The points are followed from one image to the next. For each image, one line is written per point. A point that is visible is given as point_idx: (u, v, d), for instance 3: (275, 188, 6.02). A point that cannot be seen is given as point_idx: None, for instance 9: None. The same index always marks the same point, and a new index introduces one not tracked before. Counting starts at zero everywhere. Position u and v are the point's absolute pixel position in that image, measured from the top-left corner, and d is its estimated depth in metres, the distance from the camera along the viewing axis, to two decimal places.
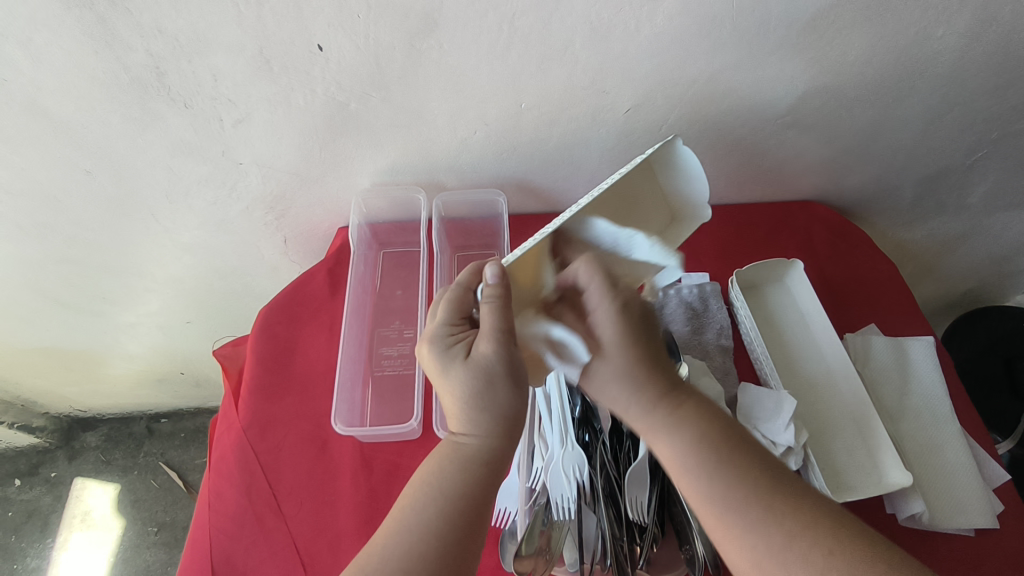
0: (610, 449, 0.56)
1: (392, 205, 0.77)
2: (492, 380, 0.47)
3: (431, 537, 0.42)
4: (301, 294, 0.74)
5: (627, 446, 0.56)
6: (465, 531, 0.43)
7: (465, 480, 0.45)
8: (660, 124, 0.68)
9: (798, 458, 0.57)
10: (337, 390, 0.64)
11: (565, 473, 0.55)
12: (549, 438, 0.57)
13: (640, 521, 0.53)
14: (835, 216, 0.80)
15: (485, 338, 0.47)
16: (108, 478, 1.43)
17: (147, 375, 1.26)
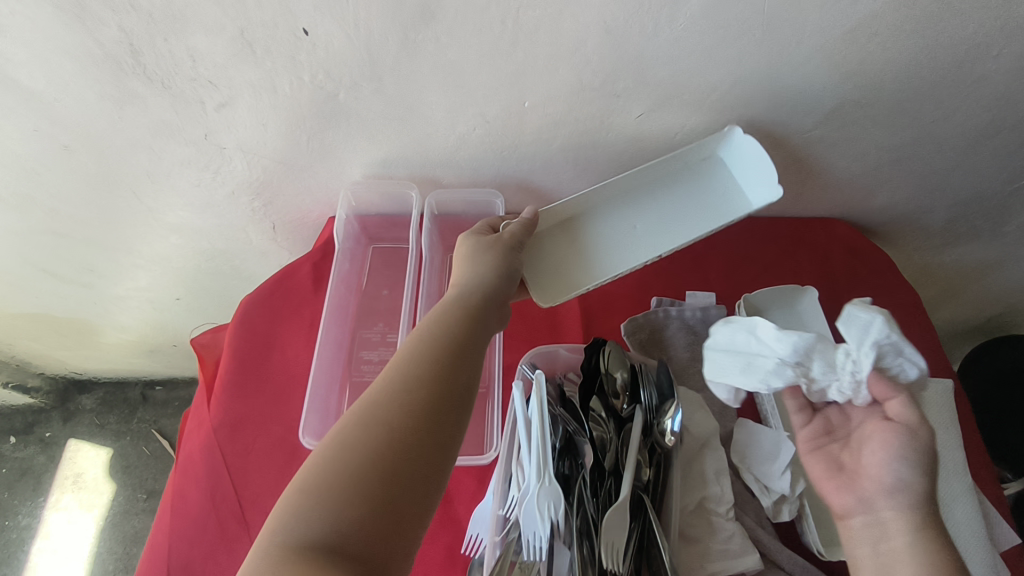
0: (590, 486, 0.52)
1: (384, 199, 0.72)
2: (489, 249, 0.58)
3: (381, 424, 0.41)
4: (284, 286, 0.71)
5: (610, 482, 0.53)
6: (409, 481, 0.39)
7: (416, 429, 0.41)
8: (675, 133, 0.62)
9: (791, 508, 0.55)
10: (308, 399, 0.59)
11: (540, 509, 0.50)
12: (526, 467, 0.52)
13: (614, 568, 0.49)
14: (857, 237, 0.74)
15: (509, 233, 0.60)
16: (101, 442, 1.43)
17: (140, 344, 1.24)
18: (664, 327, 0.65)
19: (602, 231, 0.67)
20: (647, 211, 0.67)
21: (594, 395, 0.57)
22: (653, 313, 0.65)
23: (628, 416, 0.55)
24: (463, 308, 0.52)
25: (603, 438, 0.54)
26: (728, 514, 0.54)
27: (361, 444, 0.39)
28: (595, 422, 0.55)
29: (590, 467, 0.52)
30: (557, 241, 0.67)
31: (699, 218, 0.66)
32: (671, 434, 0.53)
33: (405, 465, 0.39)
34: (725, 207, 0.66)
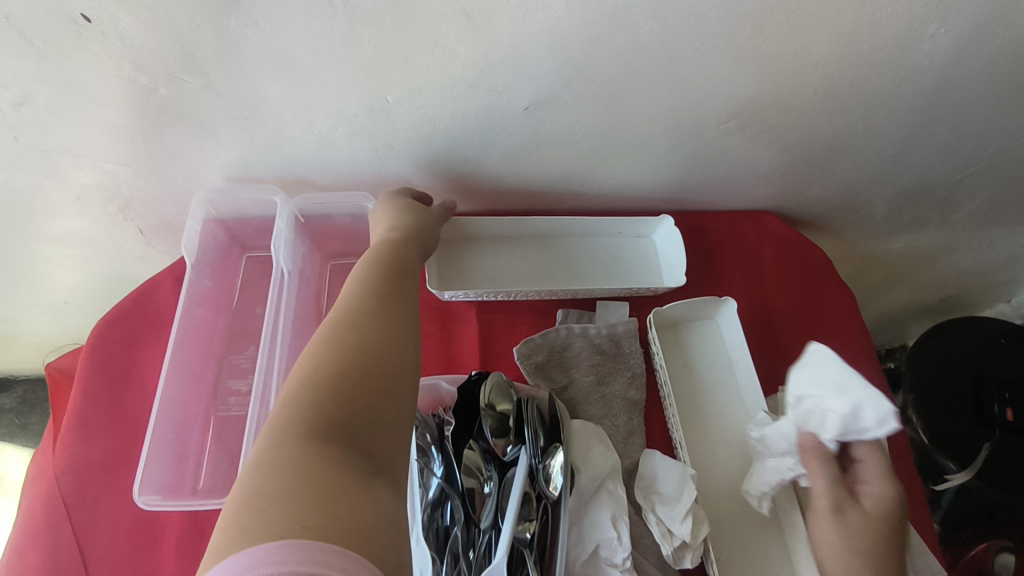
0: (464, 543, 0.46)
1: (249, 203, 0.62)
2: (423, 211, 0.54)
3: (335, 350, 0.35)
4: (144, 306, 0.63)
5: (486, 540, 0.45)
6: (375, 412, 0.33)
7: (377, 355, 0.35)
8: (572, 126, 0.54)
9: (694, 556, 0.49)
10: (145, 446, 0.51)
11: (411, 574, 0.46)
12: (401, 523, 0.48)
13: None
14: (788, 234, 0.67)
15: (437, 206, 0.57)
16: (24, 442, 1.36)
17: (45, 345, 1.15)
18: (567, 346, 0.58)
19: (509, 253, 0.64)
20: (557, 249, 0.65)
21: (471, 438, 0.49)
22: (554, 331, 0.58)
23: (510, 460, 0.48)
24: (412, 248, 0.48)
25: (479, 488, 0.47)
26: (624, 566, 0.48)
27: (341, 369, 0.34)
28: (469, 471, 0.48)
29: (464, 521, 0.47)
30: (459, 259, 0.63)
31: (608, 269, 0.64)
32: (557, 485, 0.48)
33: (385, 383, 0.35)
34: (631, 263, 0.65)
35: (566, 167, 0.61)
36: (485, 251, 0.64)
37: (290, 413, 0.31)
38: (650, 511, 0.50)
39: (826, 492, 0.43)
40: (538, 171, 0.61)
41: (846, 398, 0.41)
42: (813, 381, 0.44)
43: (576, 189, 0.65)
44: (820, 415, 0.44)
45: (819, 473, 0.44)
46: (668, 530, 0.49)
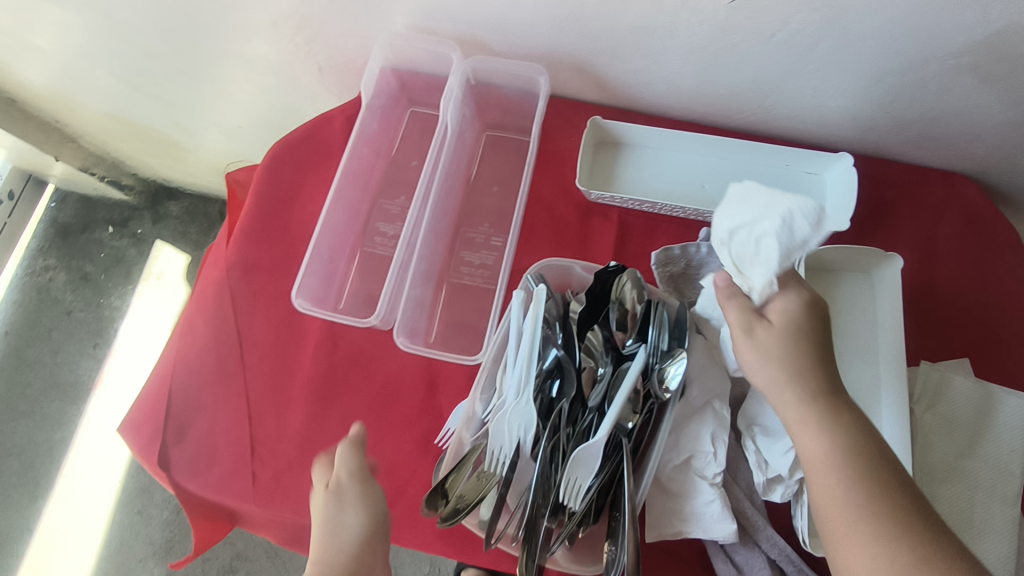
0: (568, 414, 0.49)
1: (424, 57, 0.62)
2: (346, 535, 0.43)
3: None
4: (314, 137, 0.67)
5: (590, 417, 0.49)
6: None
7: None
8: (774, 28, 0.49)
9: (785, 492, 0.50)
10: (308, 261, 0.57)
11: (509, 426, 0.48)
12: (508, 377, 0.50)
13: (570, 504, 0.47)
14: (982, 204, 0.60)
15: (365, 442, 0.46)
16: (183, 247, 1.56)
17: (214, 164, 1.28)
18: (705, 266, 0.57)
19: (668, 163, 0.63)
20: (717, 171, 0.62)
21: (596, 324, 0.51)
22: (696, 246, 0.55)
23: (628, 354, 0.50)
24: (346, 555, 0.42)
25: (593, 371, 0.50)
26: (713, 480, 0.50)
27: None
28: (586, 355, 0.50)
29: (572, 398, 0.49)
30: (612, 160, 0.63)
31: None
32: (670, 387, 0.48)
33: None
34: (794, 200, 0.61)
35: (751, 78, 0.56)
36: (642, 157, 0.63)
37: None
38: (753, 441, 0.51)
39: (738, 321, 0.45)
40: (718, 78, 0.57)
41: (767, 213, 0.44)
42: (736, 219, 0.46)
43: (752, 108, 0.60)
44: (753, 244, 0.45)
45: (732, 303, 0.46)
46: (765, 461, 0.50)
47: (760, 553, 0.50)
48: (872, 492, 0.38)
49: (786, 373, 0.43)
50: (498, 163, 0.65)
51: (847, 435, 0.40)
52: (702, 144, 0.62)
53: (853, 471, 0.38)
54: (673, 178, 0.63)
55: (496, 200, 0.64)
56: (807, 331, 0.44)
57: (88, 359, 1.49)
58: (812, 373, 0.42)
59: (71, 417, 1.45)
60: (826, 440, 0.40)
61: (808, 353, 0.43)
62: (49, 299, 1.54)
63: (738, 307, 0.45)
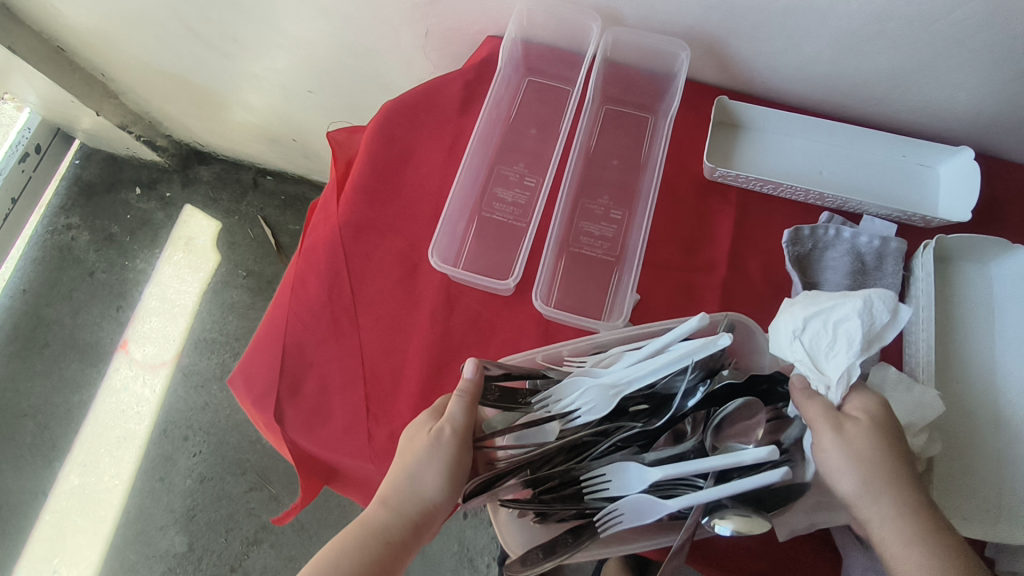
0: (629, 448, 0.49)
1: (556, 25, 0.64)
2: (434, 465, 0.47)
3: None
4: (430, 100, 0.67)
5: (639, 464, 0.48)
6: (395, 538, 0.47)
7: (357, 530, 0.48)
8: (932, 17, 0.50)
9: (915, 470, 0.50)
10: (443, 219, 0.59)
11: (581, 394, 0.48)
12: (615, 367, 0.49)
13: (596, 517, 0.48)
14: None
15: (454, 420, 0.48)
16: (213, 214, 1.53)
17: (262, 129, 1.26)
18: (828, 248, 0.58)
19: (786, 148, 0.64)
20: (836, 158, 0.63)
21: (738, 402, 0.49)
22: (821, 228, 0.58)
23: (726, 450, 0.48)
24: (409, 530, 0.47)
25: (682, 432, 0.49)
26: None
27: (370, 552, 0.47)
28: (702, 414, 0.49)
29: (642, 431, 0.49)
30: (731, 142, 0.64)
31: (886, 189, 0.62)
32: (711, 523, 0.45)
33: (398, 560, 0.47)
34: (911, 190, 0.62)
35: (886, 68, 0.57)
36: (760, 139, 0.64)
37: (382, 509, 0.48)
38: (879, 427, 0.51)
39: (819, 419, 0.44)
40: (851, 64, 0.58)
41: (846, 300, 0.48)
42: (813, 309, 0.49)
43: (875, 98, 0.62)
44: (831, 334, 0.47)
45: (813, 404, 0.45)
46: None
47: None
48: (923, 511, 0.43)
49: (885, 474, 0.43)
50: (616, 138, 0.68)
51: (903, 481, 0.43)
52: (824, 129, 0.62)
53: (914, 523, 0.42)
54: (792, 162, 0.63)
55: (617, 172, 0.67)
56: (884, 447, 0.43)
57: (110, 322, 1.45)
58: (894, 451, 0.43)
59: (90, 380, 1.41)
60: (897, 503, 0.43)
61: (892, 464, 0.43)
62: (71, 259, 1.49)
63: (822, 407, 0.45)
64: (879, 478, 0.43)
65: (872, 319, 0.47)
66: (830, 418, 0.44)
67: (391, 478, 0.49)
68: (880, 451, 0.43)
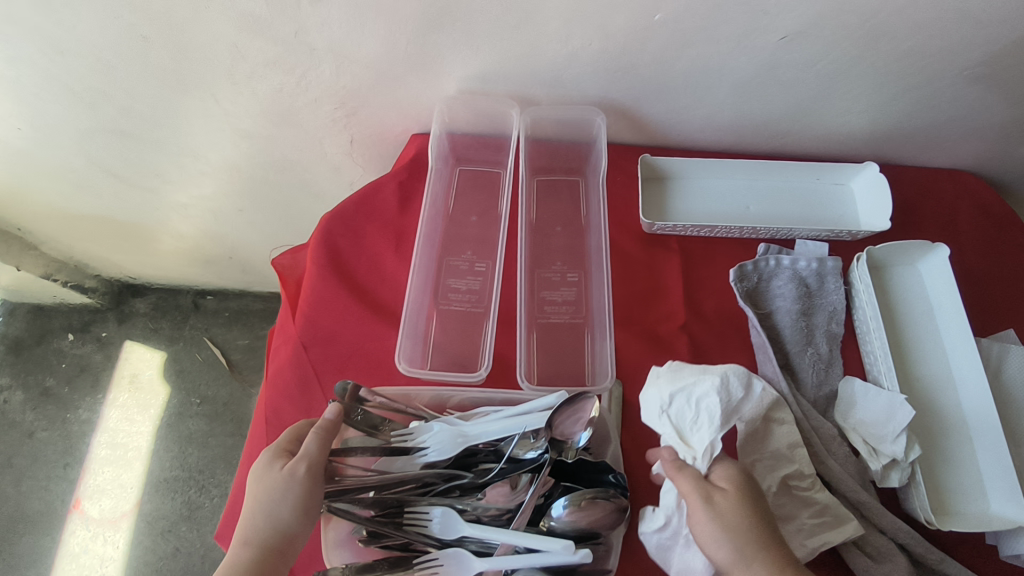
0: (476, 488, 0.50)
1: (477, 117, 0.68)
2: (284, 498, 0.44)
3: None
4: (368, 205, 0.68)
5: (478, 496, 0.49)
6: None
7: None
8: (815, 60, 0.55)
9: (902, 475, 0.52)
10: (404, 321, 0.59)
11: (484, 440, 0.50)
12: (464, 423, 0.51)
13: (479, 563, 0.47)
14: (985, 192, 0.68)
15: (305, 459, 0.46)
16: (155, 345, 1.46)
17: (196, 253, 1.23)
18: (773, 276, 0.61)
19: (711, 192, 0.67)
20: (758, 194, 0.67)
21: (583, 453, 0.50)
22: (763, 262, 0.61)
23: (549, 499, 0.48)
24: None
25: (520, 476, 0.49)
26: None
27: None
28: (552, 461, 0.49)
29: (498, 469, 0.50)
30: (659, 194, 0.67)
31: (810, 213, 0.66)
32: None
33: None
34: (832, 211, 0.66)
35: (784, 106, 0.62)
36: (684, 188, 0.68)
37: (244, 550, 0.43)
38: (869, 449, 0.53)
39: (692, 491, 0.46)
40: (754, 108, 0.63)
41: (707, 377, 0.51)
42: (678, 383, 0.52)
43: (780, 131, 0.66)
44: (694, 410, 0.50)
45: (683, 476, 0.47)
46: (873, 451, 0.53)
47: (891, 541, 0.51)
48: None
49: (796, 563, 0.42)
50: (555, 207, 0.70)
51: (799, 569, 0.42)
52: (741, 169, 0.67)
53: None
54: (719, 203, 0.67)
55: (563, 240, 0.69)
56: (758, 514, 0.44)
57: (59, 482, 1.35)
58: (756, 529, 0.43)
59: (44, 551, 1.29)
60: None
61: (758, 532, 0.43)
62: (6, 423, 1.39)
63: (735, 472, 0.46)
64: (741, 511, 0.44)
65: (738, 394, 0.51)
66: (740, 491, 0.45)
67: (248, 508, 0.45)
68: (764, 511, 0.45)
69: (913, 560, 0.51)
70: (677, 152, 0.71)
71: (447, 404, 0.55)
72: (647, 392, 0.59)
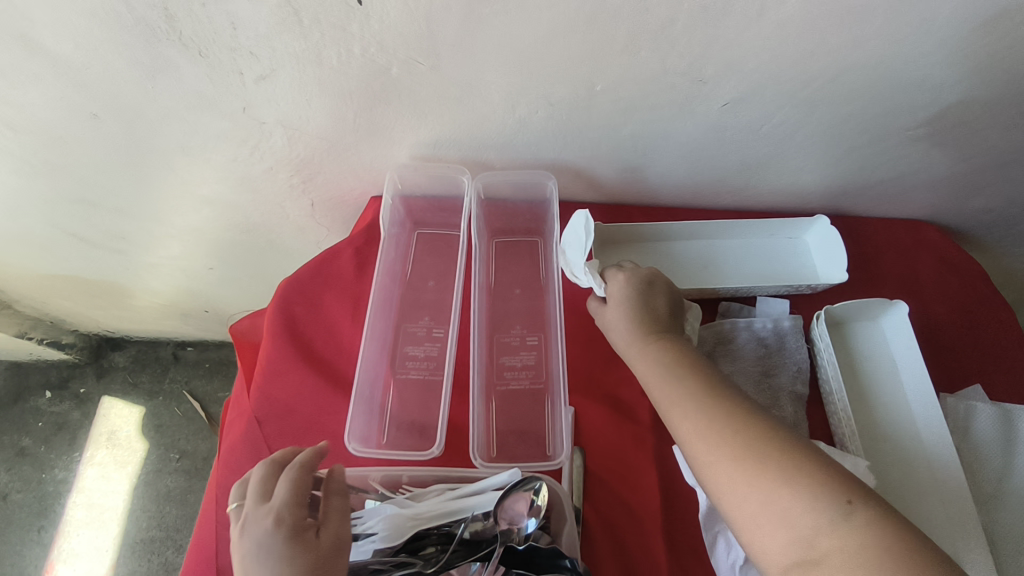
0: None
1: (432, 182, 0.68)
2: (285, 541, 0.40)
3: None
4: (324, 273, 0.68)
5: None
6: None
7: None
8: (760, 123, 0.55)
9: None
10: (356, 394, 0.58)
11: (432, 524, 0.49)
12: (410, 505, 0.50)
13: None
14: (944, 243, 0.68)
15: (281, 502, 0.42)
16: (134, 400, 1.45)
17: (172, 308, 1.23)
18: (733, 336, 0.60)
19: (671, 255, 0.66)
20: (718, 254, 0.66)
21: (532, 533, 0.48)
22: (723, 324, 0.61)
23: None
24: None
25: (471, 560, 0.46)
26: None
27: None
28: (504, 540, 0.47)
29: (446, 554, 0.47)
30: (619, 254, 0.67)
31: (769, 269, 0.65)
32: None
33: None
34: (791, 267, 0.65)
35: (737, 164, 0.62)
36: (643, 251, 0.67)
37: None
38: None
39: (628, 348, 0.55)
40: (706, 166, 0.63)
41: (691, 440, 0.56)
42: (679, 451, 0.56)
43: (736, 187, 0.66)
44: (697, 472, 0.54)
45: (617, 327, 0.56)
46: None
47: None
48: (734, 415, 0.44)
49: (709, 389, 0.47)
50: (513, 267, 0.70)
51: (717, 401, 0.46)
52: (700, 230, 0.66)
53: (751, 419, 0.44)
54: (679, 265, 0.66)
55: (522, 301, 0.68)
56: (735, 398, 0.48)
57: (32, 546, 1.31)
58: (675, 357, 0.51)
59: None
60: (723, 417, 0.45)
61: (673, 367, 0.50)
62: None
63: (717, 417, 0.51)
64: (741, 421, 0.44)
65: None
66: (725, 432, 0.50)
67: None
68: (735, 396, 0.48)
69: None
70: (637, 209, 0.71)
71: (401, 482, 0.55)
72: (609, 459, 0.58)
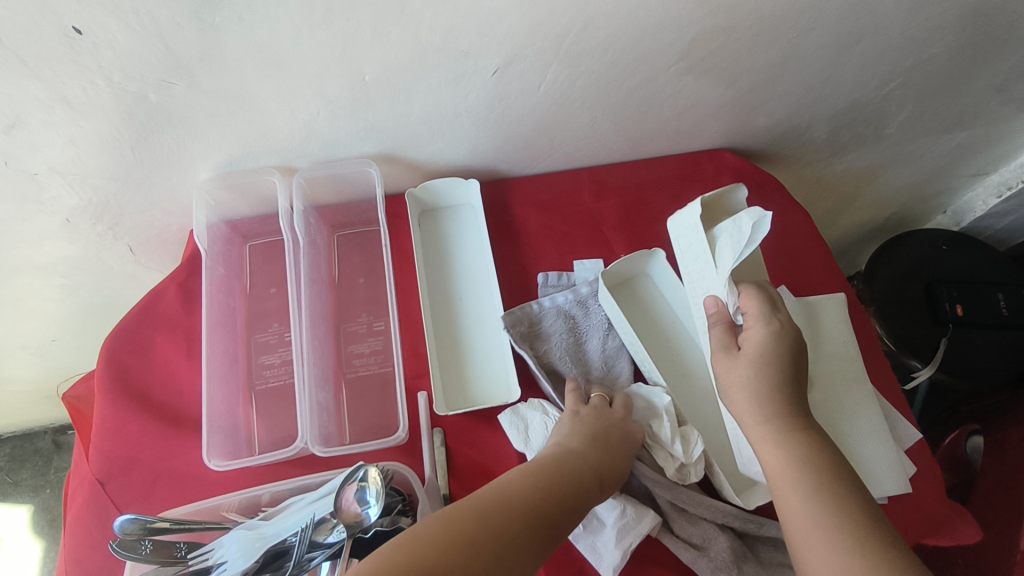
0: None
1: (245, 195, 0.66)
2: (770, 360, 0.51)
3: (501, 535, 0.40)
4: (151, 315, 0.65)
5: None
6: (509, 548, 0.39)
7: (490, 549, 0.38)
8: (536, 85, 0.58)
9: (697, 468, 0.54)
10: (204, 421, 0.56)
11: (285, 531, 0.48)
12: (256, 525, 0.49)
13: None
14: (742, 165, 0.74)
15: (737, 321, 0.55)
16: (19, 500, 1.33)
17: (33, 392, 1.13)
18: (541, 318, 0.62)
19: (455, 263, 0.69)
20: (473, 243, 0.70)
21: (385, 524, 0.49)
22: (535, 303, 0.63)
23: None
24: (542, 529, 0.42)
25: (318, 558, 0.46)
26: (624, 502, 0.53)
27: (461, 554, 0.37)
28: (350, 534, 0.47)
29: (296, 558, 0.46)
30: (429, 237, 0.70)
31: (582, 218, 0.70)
32: None
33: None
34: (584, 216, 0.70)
35: (536, 126, 0.64)
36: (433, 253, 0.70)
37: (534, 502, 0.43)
38: (663, 437, 0.55)
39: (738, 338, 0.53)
40: (507, 134, 0.65)
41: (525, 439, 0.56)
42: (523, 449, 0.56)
43: (544, 148, 0.69)
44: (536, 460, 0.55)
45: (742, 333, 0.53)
46: (669, 453, 0.55)
47: (713, 525, 0.53)
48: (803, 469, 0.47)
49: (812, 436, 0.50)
50: (354, 258, 0.70)
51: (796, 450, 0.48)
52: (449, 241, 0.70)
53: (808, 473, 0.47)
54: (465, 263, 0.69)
55: (366, 289, 0.68)
56: (782, 349, 0.51)
57: None
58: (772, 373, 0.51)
59: None
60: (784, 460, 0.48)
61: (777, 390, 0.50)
62: None
63: (756, 299, 0.54)
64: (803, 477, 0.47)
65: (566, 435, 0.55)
66: (760, 303, 0.53)
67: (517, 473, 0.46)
68: (768, 389, 0.50)
69: (740, 532, 0.54)
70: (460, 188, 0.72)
71: (262, 503, 0.54)
72: (466, 432, 0.59)
